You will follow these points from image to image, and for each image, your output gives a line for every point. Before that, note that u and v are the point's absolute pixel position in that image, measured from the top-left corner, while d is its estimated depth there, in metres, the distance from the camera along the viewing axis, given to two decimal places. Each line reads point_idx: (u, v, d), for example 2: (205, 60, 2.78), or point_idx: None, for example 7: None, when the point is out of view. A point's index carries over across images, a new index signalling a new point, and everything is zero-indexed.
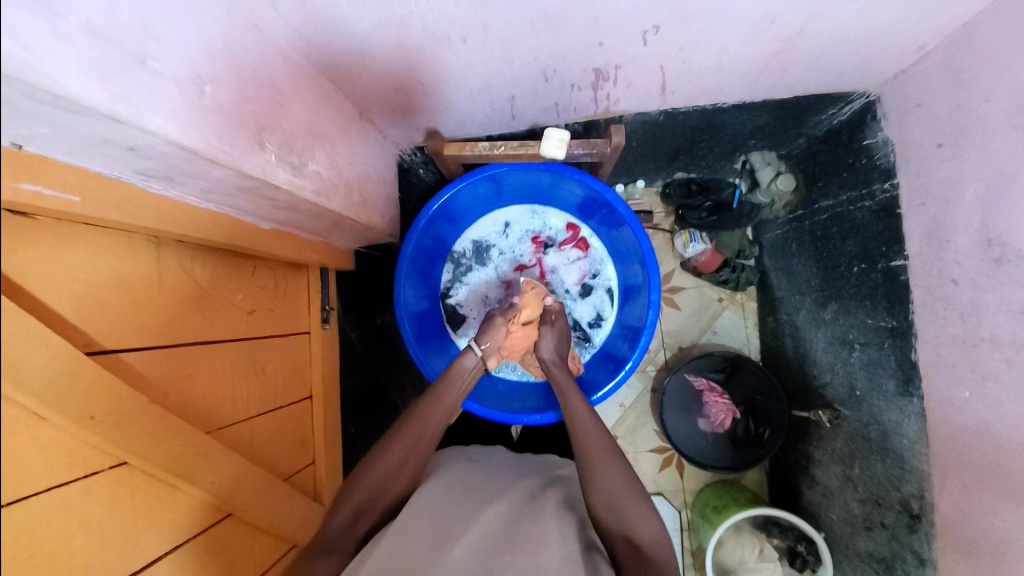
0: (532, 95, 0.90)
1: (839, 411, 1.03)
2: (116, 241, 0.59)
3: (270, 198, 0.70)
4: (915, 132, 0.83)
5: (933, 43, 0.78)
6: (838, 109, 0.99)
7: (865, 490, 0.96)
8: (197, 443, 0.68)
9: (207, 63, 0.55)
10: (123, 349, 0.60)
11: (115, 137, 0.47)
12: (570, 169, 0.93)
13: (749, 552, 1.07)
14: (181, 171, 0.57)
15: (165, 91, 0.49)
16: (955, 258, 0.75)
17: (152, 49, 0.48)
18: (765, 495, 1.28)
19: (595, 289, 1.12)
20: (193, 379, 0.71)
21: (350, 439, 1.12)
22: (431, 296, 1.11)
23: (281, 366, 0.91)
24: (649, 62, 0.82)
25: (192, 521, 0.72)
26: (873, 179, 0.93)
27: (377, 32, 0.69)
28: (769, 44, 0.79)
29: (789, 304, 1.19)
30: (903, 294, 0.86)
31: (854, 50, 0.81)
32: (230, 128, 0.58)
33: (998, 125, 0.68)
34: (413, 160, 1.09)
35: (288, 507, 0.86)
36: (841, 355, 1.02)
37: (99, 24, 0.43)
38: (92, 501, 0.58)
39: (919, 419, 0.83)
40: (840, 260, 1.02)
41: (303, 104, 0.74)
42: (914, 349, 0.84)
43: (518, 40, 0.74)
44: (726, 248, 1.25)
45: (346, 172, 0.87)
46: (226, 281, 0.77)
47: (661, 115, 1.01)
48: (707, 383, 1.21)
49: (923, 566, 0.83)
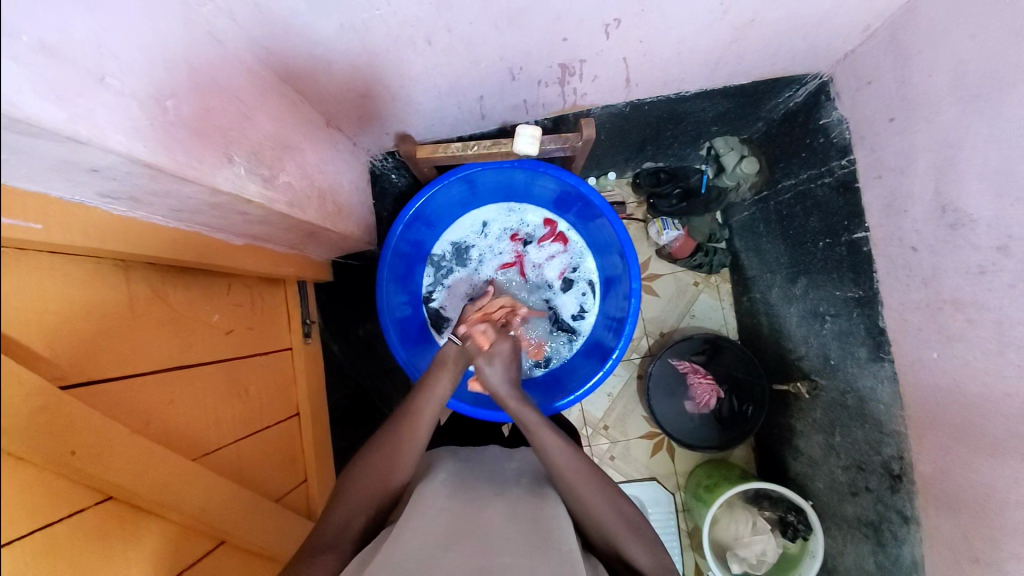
0: (500, 94, 0.90)
1: (817, 381, 1.07)
2: (83, 266, 0.56)
3: (242, 213, 0.68)
4: (868, 109, 0.87)
5: (877, 24, 0.82)
6: (793, 92, 1.02)
7: (847, 456, 1.00)
8: (185, 472, 0.66)
9: (168, 80, 0.53)
10: (99, 380, 0.58)
11: (78, 159, 0.45)
12: (544, 165, 0.94)
13: (743, 526, 1.10)
14: (149, 190, 0.55)
15: (127, 109, 0.47)
16: (914, 227, 0.79)
17: (111, 67, 0.46)
18: (753, 470, 1.32)
19: (576, 282, 1.13)
20: (174, 406, 0.68)
21: (341, 454, 1.10)
22: (412, 301, 1.10)
23: (264, 384, 0.89)
24: (612, 55, 0.83)
25: (183, 552, 0.70)
26: (831, 156, 0.96)
27: (342, 39, 0.69)
28: (725, 34, 0.81)
29: (761, 282, 1.23)
30: (867, 265, 0.90)
31: (805, 35, 0.85)
32: (198, 144, 0.57)
33: (943, 98, 0.72)
34: (384, 165, 1.08)
35: (281, 528, 0.84)
36: (815, 328, 1.06)
37: (54, 43, 0.41)
38: (79, 541, 0.56)
39: (892, 383, 0.87)
40: (806, 236, 1.05)
41: (269, 116, 0.72)
42: (881, 316, 0.88)
43: (482, 41, 0.74)
44: (698, 233, 1.29)
45: (318, 182, 0.86)
46: (202, 301, 0.75)
47: (627, 106, 1.02)
48: (690, 365, 1.23)
49: (907, 524, 0.86)
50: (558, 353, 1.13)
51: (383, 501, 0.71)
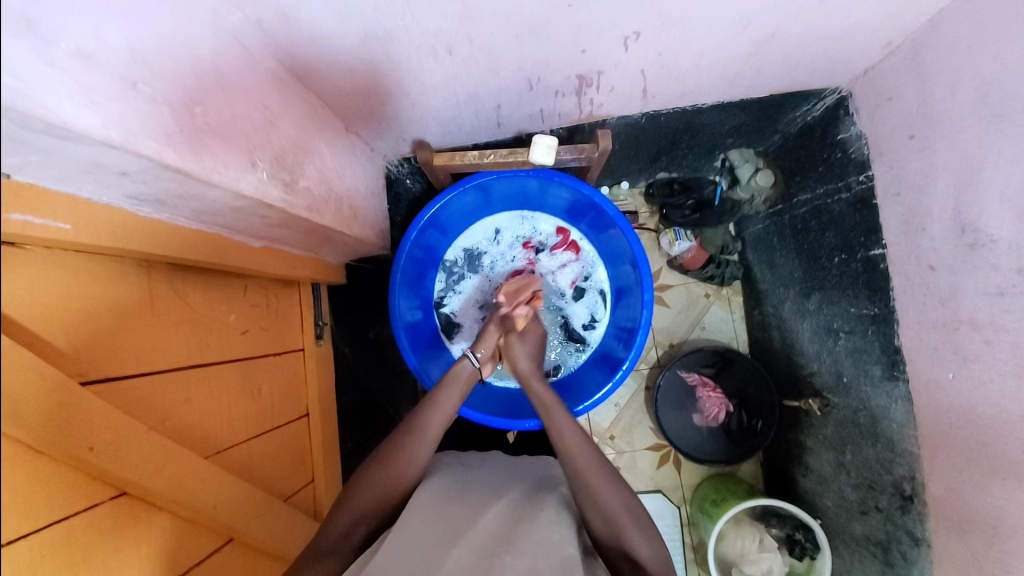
0: (517, 102, 0.90)
1: (828, 398, 1.06)
2: (107, 266, 0.57)
3: (262, 216, 0.69)
4: (887, 125, 0.86)
5: (898, 41, 0.81)
6: (810, 107, 1.02)
7: (857, 474, 0.98)
8: (197, 469, 0.67)
9: (197, 86, 0.54)
10: (119, 376, 0.59)
11: (108, 162, 0.47)
12: (559, 174, 0.95)
13: (749, 543, 1.09)
14: (174, 193, 0.56)
15: (157, 114, 0.48)
16: (931, 245, 0.78)
17: (143, 73, 0.47)
18: (761, 486, 1.31)
19: (588, 291, 1.14)
20: (190, 404, 0.69)
21: (348, 455, 1.11)
22: (424, 306, 1.11)
23: (277, 385, 0.90)
24: (630, 68, 0.83)
25: (191, 549, 0.70)
26: (848, 172, 0.96)
27: (364, 47, 0.70)
28: (744, 47, 0.81)
29: (773, 296, 1.22)
30: (883, 283, 0.89)
31: (824, 51, 0.84)
32: (222, 147, 0.58)
33: (964, 117, 0.71)
34: (400, 170, 1.09)
35: (288, 527, 0.85)
36: (827, 344, 1.05)
37: (89, 49, 0.43)
38: (93, 535, 0.57)
39: (906, 402, 0.86)
40: (820, 252, 1.05)
41: (291, 120, 0.73)
42: (897, 335, 0.87)
43: (501, 51, 0.75)
44: (710, 244, 1.29)
45: (336, 186, 0.87)
46: (219, 301, 0.77)
47: (643, 117, 1.03)
48: (700, 378, 1.22)
49: (918, 546, 0.85)
50: (566, 362, 1.13)
51: (391, 503, 0.71)
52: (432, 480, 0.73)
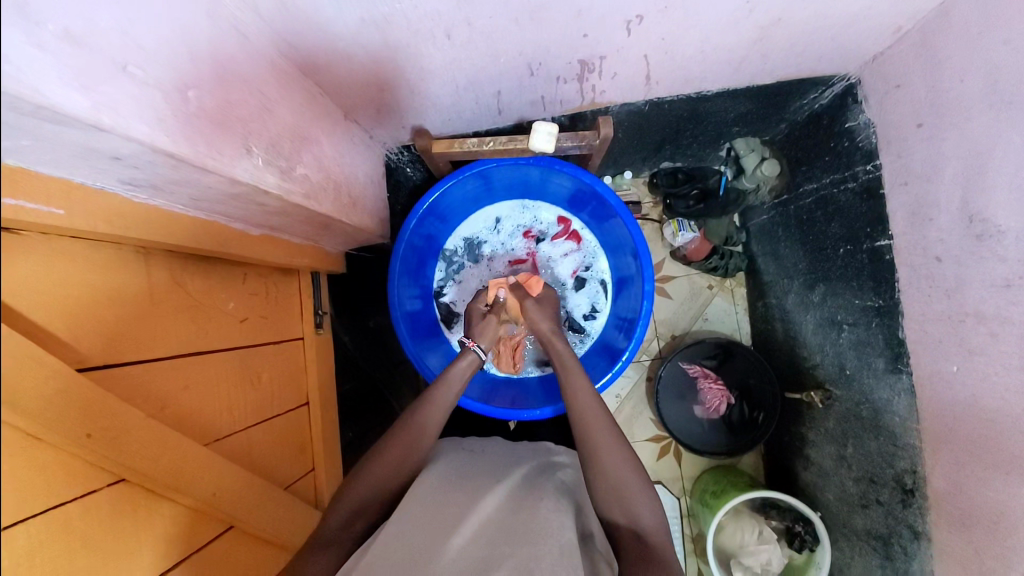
0: (518, 89, 0.89)
1: (831, 391, 1.05)
2: (104, 252, 0.57)
3: (260, 204, 0.69)
4: (896, 114, 0.84)
5: (908, 26, 0.79)
6: (818, 94, 1.00)
7: (859, 468, 0.98)
8: (196, 457, 0.67)
9: (190, 70, 0.54)
10: (117, 364, 0.59)
11: (101, 147, 0.46)
12: (559, 163, 0.94)
13: (749, 534, 1.09)
14: (168, 179, 0.55)
15: (149, 98, 0.48)
16: (938, 236, 0.77)
17: (134, 56, 0.47)
18: (762, 477, 1.31)
19: (589, 282, 1.13)
20: (188, 391, 0.69)
21: (350, 444, 1.12)
22: (424, 295, 1.11)
23: (276, 372, 0.90)
24: (632, 53, 0.82)
25: (190, 536, 0.71)
26: (855, 161, 0.94)
27: (361, 31, 0.69)
28: (749, 32, 0.79)
29: (777, 288, 1.21)
30: (888, 274, 0.88)
31: (832, 36, 0.83)
32: (216, 133, 0.57)
33: (974, 105, 0.70)
34: (400, 158, 1.09)
35: (289, 514, 0.86)
36: (831, 336, 1.04)
37: (79, 31, 0.42)
38: (93, 521, 0.57)
39: (909, 395, 0.85)
40: (826, 243, 1.03)
41: (288, 106, 0.73)
42: (901, 327, 0.86)
43: (501, 36, 0.73)
44: (714, 236, 1.27)
45: (334, 174, 0.86)
46: (218, 290, 0.77)
47: (646, 104, 1.01)
48: (701, 370, 1.22)
49: (918, 539, 0.84)
50: None
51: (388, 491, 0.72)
52: (429, 468, 0.73)
